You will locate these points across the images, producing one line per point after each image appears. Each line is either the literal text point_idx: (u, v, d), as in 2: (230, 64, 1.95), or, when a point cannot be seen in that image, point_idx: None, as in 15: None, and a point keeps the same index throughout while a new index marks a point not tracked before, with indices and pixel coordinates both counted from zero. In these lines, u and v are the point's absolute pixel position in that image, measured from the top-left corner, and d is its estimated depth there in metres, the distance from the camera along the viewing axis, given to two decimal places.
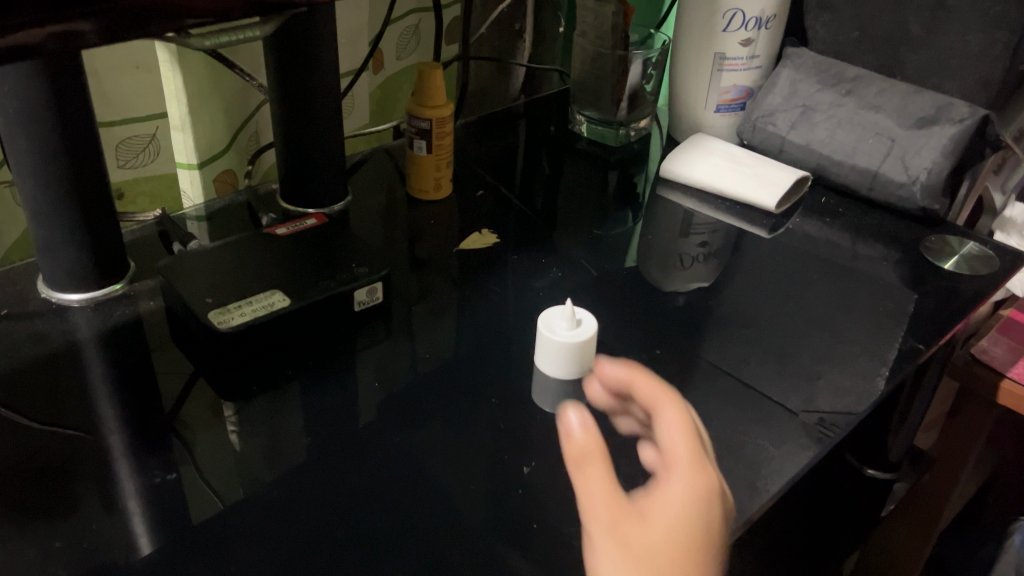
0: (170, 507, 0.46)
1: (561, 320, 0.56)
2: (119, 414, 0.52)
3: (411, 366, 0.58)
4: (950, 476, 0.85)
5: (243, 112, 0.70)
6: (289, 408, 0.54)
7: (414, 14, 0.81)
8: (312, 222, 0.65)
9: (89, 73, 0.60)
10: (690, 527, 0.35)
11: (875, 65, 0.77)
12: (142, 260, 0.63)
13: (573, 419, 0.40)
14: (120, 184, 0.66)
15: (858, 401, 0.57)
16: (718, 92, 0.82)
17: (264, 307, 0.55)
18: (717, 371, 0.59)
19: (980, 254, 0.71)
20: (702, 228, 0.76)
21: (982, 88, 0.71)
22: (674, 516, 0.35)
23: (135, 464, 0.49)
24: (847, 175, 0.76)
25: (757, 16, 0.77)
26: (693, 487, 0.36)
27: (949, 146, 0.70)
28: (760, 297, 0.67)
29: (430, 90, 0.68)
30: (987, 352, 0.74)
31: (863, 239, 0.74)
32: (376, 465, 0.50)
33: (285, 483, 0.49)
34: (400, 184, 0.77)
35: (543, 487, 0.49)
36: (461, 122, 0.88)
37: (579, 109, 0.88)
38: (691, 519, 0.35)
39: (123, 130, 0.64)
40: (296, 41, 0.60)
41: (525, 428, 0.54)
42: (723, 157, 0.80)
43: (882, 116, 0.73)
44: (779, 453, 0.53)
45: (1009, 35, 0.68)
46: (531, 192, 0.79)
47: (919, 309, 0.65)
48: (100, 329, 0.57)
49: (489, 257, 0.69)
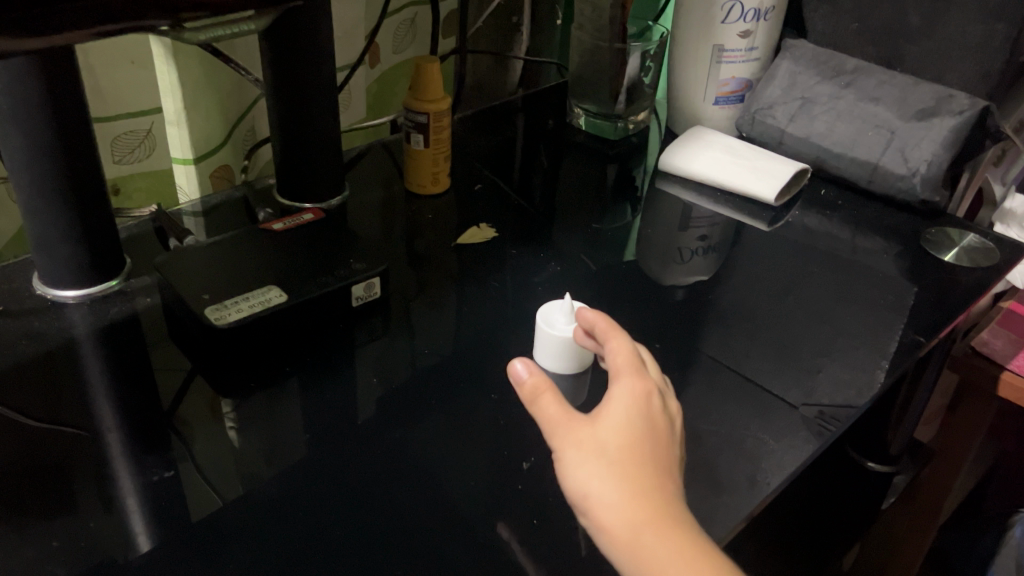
0: (169, 504, 0.46)
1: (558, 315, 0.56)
2: (116, 411, 0.52)
3: (410, 362, 0.58)
4: (950, 469, 0.85)
5: (238, 107, 0.70)
6: (287, 404, 0.54)
7: (410, 7, 0.80)
8: (310, 217, 0.65)
9: (83, 68, 0.59)
10: (636, 420, 0.41)
11: (875, 56, 0.77)
12: (138, 257, 0.63)
13: (518, 369, 0.45)
14: (115, 179, 0.65)
15: (858, 394, 0.56)
16: (716, 85, 0.82)
17: (261, 303, 0.55)
18: (717, 365, 0.59)
19: (980, 246, 0.70)
20: (700, 221, 0.76)
21: (982, 79, 0.71)
22: (621, 415, 0.41)
23: (132, 462, 0.48)
24: (847, 168, 0.75)
25: (756, 8, 0.77)
26: (634, 391, 0.43)
27: (949, 137, 0.70)
28: (759, 290, 0.67)
29: (427, 84, 0.67)
30: (988, 345, 0.74)
31: (863, 232, 0.73)
32: (375, 462, 0.50)
33: (283, 480, 0.48)
34: (397, 179, 0.76)
35: (543, 482, 0.49)
36: (459, 116, 0.88)
37: (577, 102, 0.88)
38: (636, 415, 0.41)
39: (118, 125, 0.63)
40: (292, 35, 0.60)
41: (525, 424, 0.53)
42: (723, 149, 0.79)
43: (882, 108, 0.73)
44: (779, 447, 0.52)
45: (1009, 26, 0.67)
46: (529, 186, 0.79)
47: (919, 301, 0.65)
48: (96, 327, 0.57)
49: (487, 252, 0.69)
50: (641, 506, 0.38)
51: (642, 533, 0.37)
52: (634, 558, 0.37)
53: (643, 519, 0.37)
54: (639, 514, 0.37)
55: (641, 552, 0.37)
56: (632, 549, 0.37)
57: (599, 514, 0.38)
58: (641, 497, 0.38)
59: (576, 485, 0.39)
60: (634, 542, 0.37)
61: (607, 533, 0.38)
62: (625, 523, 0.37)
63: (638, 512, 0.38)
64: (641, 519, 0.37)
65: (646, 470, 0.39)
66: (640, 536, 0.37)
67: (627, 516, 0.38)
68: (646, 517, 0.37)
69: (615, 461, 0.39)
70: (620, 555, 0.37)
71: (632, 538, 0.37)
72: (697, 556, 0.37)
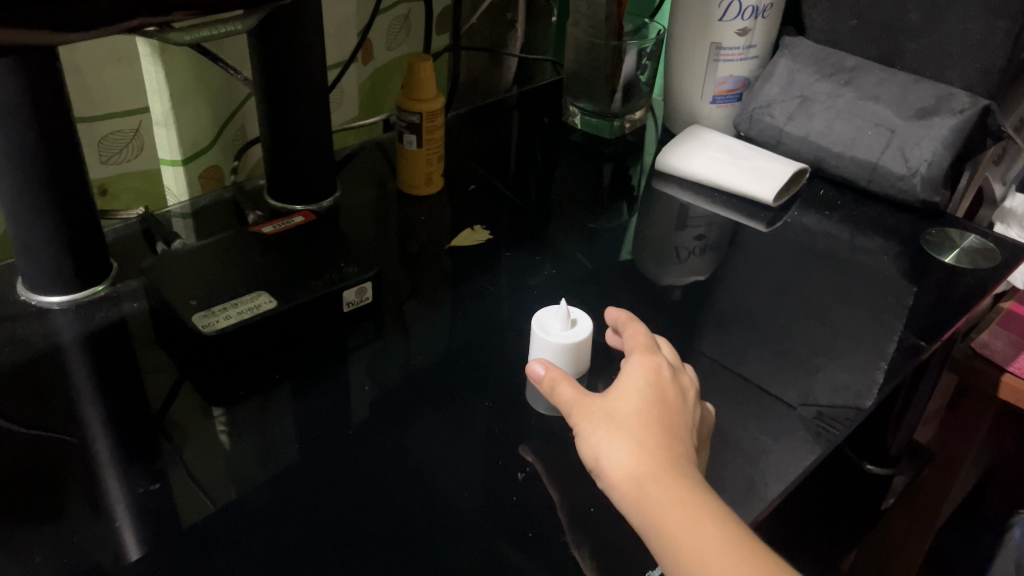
0: (158, 510, 0.45)
1: (551, 322, 0.54)
2: (103, 418, 0.50)
3: (404, 365, 0.57)
4: (951, 471, 0.84)
5: (228, 107, 0.69)
6: (278, 410, 0.52)
7: (404, 3, 0.79)
8: (300, 219, 0.64)
9: (69, 66, 0.57)
10: (643, 389, 0.46)
11: (874, 54, 0.76)
12: (125, 260, 0.62)
13: (534, 366, 0.51)
14: (103, 180, 0.64)
15: (858, 395, 0.56)
16: (714, 83, 0.81)
17: (251, 308, 0.54)
18: (716, 367, 0.58)
19: (981, 247, 0.70)
20: (698, 220, 0.75)
21: (983, 78, 0.70)
22: (630, 386, 0.46)
23: (119, 470, 0.47)
24: (846, 167, 0.74)
25: (754, 5, 0.76)
26: (643, 366, 0.48)
27: (950, 136, 0.69)
28: (758, 290, 0.66)
29: (420, 83, 0.66)
30: (988, 346, 0.74)
31: (863, 232, 0.73)
32: (367, 470, 0.49)
33: (274, 487, 0.47)
34: (390, 179, 0.75)
35: (540, 489, 0.48)
36: (453, 114, 0.87)
37: (573, 100, 0.87)
38: (644, 386, 0.46)
39: (104, 125, 0.61)
40: (281, 33, 0.58)
41: (520, 429, 0.52)
42: (721, 149, 0.78)
43: (881, 107, 0.72)
44: (778, 448, 0.52)
45: (1010, 23, 0.67)
46: (525, 185, 0.78)
47: (919, 302, 0.64)
48: (82, 332, 0.56)
49: (482, 253, 0.68)
50: (641, 462, 0.42)
51: (645, 485, 0.41)
52: (640, 510, 0.41)
53: (646, 473, 0.42)
54: (641, 469, 0.42)
55: (643, 501, 0.41)
56: (637, 501, 0.41)
57: (610, 476, 0.43)
58: (644, 454, 0.42)
59: (590, 450, 0.44)
60: (639, 494, 0.41)
61: (616, 488, 0.42)
62: (629, 478, 0.42)
63: (641, 467, 0.42)
64: (643, 472, 0.42)
65: (650, 431, 0.44)
66: (643, 488, 0.41)
67: (631, 473, 0.42)
68: (647, 471, 0.42)
69: (622, 426, 0.44)
70: (628, 506, 0.42)
71: (635, 490, 0.42)
72: (692, 502, 0.40)
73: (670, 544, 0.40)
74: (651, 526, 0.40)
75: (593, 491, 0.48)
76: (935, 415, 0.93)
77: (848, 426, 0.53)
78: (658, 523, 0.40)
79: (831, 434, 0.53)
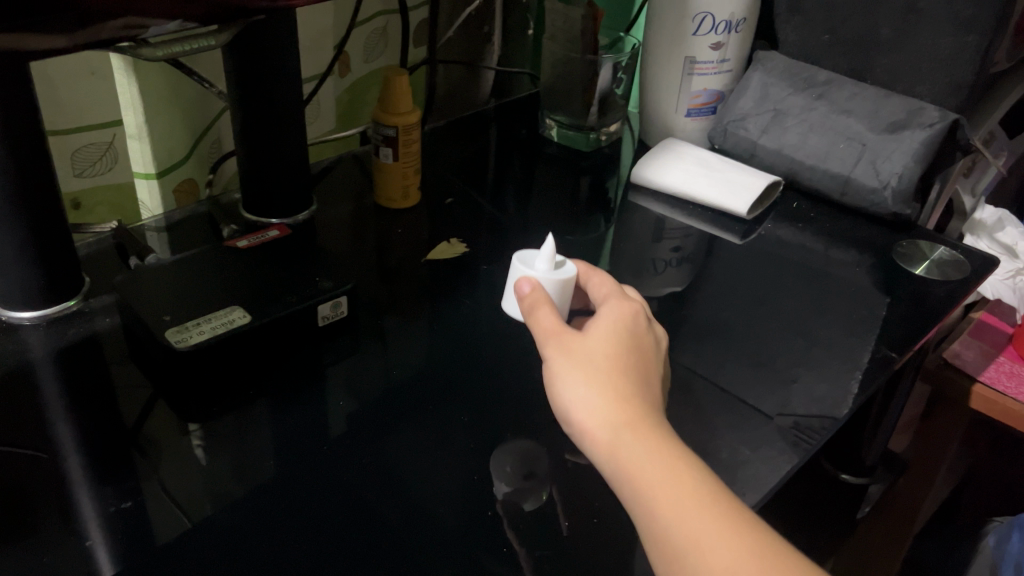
0: (131, 529, 0.45)
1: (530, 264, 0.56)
2: (75, 436, 0.50)
3: (382, 378, 0.57)
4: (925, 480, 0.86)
5: (202, 120, 0.68)
6: (253, 426, 0.52)
7: (380, 16, 0.79)
8: (275, 233, 0.64)
9: (42, 80, 0.57)
10: (622, 335, 0.47)
11: (846, 68, 0.77)
12: (97, 275, 0.61)
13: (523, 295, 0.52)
14: (75, 193, 0.63)
15: (834, 405, 0.56)
16: (688, 96, 0.82)
17: (224, 323, 0.54)
18: (693, 376, 0.58)
19: (951, 259, 0.71)
20: (674, 233, 0.76)
21: (953, 92, 0.71)
22: (609, 330, 0.47)
23: (92, 489, 0.47)
24: (820, 180, 0.75)
25: (727, 19, 0.77)
26: (621, 313, 0.49)
27: (920, 149, 0.70)
28: (734, 300, 0.66)
29: (395, 97, 0.66)
30: (960, 356, 0.75)
31: (837, 244, 0.73)
32: (347, 485, 0.48)
33: (248, 504, 0.47)
34: (367, 192, 0.75)
35: (517, 502, 0.48)
36: (429, 128, 0.87)
37: (550, 113, 0.87)
38: (623, 334, 0.47)
39: (77, 138, 0.61)
40: (255, 46, 0.58)
41: (498, 441, 0.52)
42: (695, 162, 0.79)
43: (853, 121, 0.73)
44: (755, 457, 0.52)
45: (979, 38, 0.68)
46: (503, 197, 0.78)
47: (892, 313, 0.64)
48: (54, 349, 0.55)
49: (459, 266, 0.68)
50: (617, 411, 0.42)
51: (621, 433, 0.42)
52: (615, 459, 0.41)
53: (624, 421, 0.42)
54: (617, 417, 0.42)
55: (619, 451, 0.41)
56: (611, 449, 0.42)
57: (584, 419, 0.43)
58: (620, 401, 0.43)
59: (564, 393, 0.44)
60: (614, 441, 0.42)
61: (592, 436, 0.43)
62: (604, 425, 0.42)
63: (618, 416, 0.42)
64: (620, 423, 0.42)
65: (627, 380, 0.44)
66: (619, 434, 0.42)
67: (607, 419, 0.42)
68: (626, 419, 0.42)
69: (600, 369, 0.44)
70: (602, 455, 0.42)
71: (612, 440, 0.42)
72: (667, 456, 0.41)
73: (644, 492, 0.40)
74: (626, 476, 0.41)
75: (572, 506, 0.48)
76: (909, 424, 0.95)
77: (825, 435, 0.54)
78: (633, 473, 0.41)
79: (807, 441, 0.53)
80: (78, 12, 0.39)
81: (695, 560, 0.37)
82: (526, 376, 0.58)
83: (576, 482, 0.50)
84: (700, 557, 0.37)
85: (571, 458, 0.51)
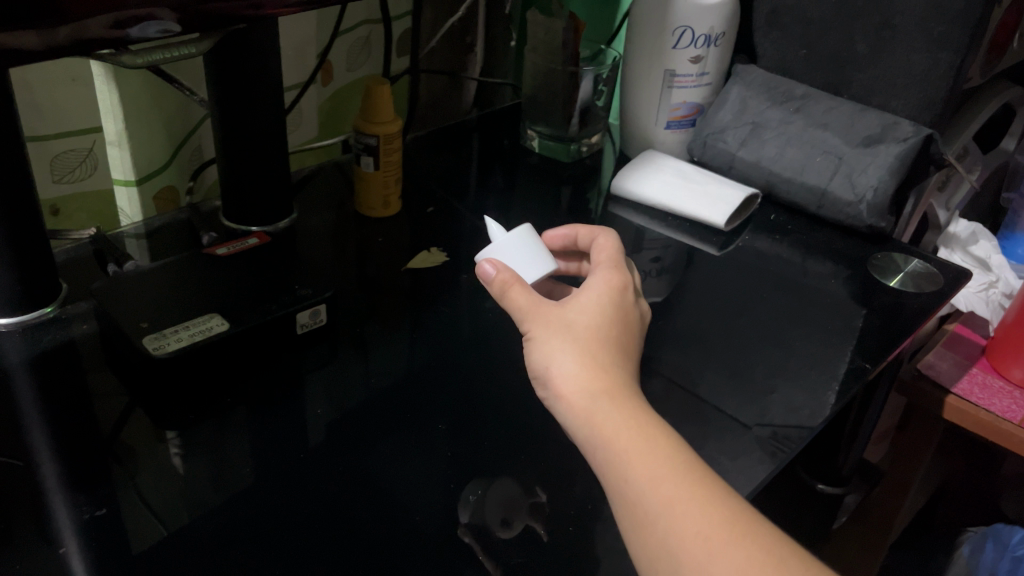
0: (106, 537, 0.44)
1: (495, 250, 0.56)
2: (50, 443, 0.50)
3: (361, 386, 0.57)
4: (901, 489, 0.87)
5: (183, 128, 0.68)
6: (231, 434, 0.52)
7: (363, 26, 0.79)
8: (255, 241, 0.64)
9: (21, 86, 0.56)
10: (607, 308, 0.46)
11: (823, 82, 0.78)
12: (75, 282, 0.61)
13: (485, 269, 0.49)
14: (54, 200, 0.63)
15: (810, 415, 0.57)
16: (668, 109, 0.82)
17: (202, 332, 0.54)
18: (670, 385, 0.59)
19: (924, 271, 0.72)
20: (654, 243, 0.76)
21: (927, 107, 0.72)
22: (594, 304, 0.46)
23: (67, 497, 0.46)
24: (796, 192, 0.76)
25: (707, 33, 0.77)
26: (609, 284, 0.48)
27: (894, 163, 0.71)
28: (712, 310, 0.67)
29: (377, 106, 0.67)
30: (934, 367, 0.76)
31: (814, 256, 0.74)
32: (325, 492, 0.48)
33: (224, 511, 0.47)
34: (348, 201, 0.75)
35: (495, 513, 0.48)
36: (412, 137, 0.87)
37: (531, 124, 0.88)
38: (608, 306, 0.46)
39: (56, 144, 0.60)
40: (237, 55, 0.58)
41: (476, 450, 0.52)
42: (674, 173, 0.80)
43: (829, 134, 0.75)
44: (732, 466, 0.52)
45: (952, 55, 0.69)
46: (484, 207, 0.79)
47: (867, 325, 0.65)
48: (30, 355, 0.55)
49: (440, 275, 0.68)
50: (595, 381, 0.42)
51: (597, 400, 0.42)
52: (589, 423, 0.41)
53: (600, 389, 0.42)
54: (594, 384, 0.42)
55: (595, 419, 0.41)
56: (586, 414, 0.42)
57: (560, 385, 0.43)
58: (598, 369, 0.43)
59: (541, 359, 0.44)
60: (590, 408, 0.42)
61: (567, 403, 0.42)
62: (581, 394, 0.42)
63: (597, 386, 0.42)
64: (596, 392, 0.42)
65: (607, 352, 0.44)
66: (595, 401, 0.42)
67: (584, 388, 0.42)
68: (602, 390, 0.42)
69: (582, 338, 0.44)
70: (577, 419, 0.42)
71: (588, 409, 0.42)
72: (645, 426, 0.41)
73: (618, 460, 0.40)
74: (600, 441, 0.41)
75: (551, 515, 0.49)
76: (885, 433, 0.96)
77: (801, 445, 0.54)
78: (608, 440, 0.40)
79: (784, 451, 0.54)
80: (56, 18, 0.39)
81: (668, 526, 0.38)
82: (506, 386, 0.58)
83: (554, 490, 0.50)
84: (672, 522, 0.38)
85: (549, 468, 0.52)
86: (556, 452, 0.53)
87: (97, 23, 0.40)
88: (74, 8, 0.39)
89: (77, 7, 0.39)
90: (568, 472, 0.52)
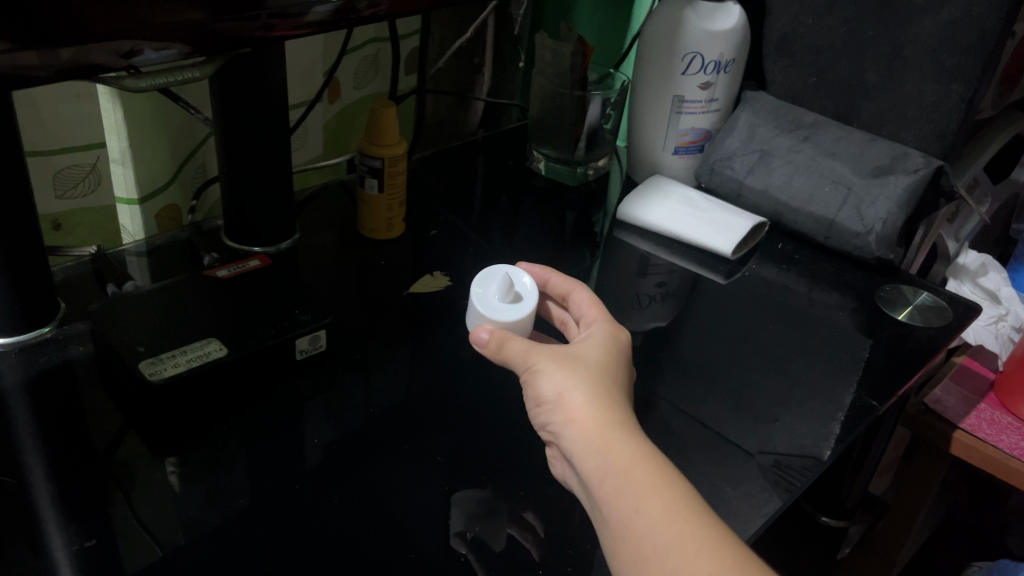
0: (98, 568, 0.43)
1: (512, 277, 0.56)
2: (45, 464, 0.49)
3: (361, 408, 0.56)
4: (906, 522, 0.86)
5: (188, 146, 0.68)
6: (229, 459, 0.51)
7: (372, 44, 0.79)
8: (256, 264, 0.63)
9: (26, 104, 0.56)
10: (610, 352, 0.47)
11: (832, 111, 0.78)
12: (74, 301, 0.61)
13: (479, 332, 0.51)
14: (54, 216, 0.62)
15: (814, 444, 0.56)
16: (676, 135, 0.82)
17: (200, 357, 0.53)
18: (674, 411, 0.58)
19: (933, 305, 0.71)
20: (658, 269, 0.76)
21: (938, 139, 0.72)
22: (598, 350, 0.47)
23: (58, 520, 0.46)
24: (804, 223, 0.76)
25: (716, 60, 0.77)
26: (608, 335, 0.49)
27: (904, 196, 0.71)
28: (718, 337, 0.66)
29: (383, 128, 0.66)
30: (941, 402, 0.75)
31: (820, 286, 0.73)
32: (316, 524, 0.47)
33: (215, 541, 0.46)
34: (351, 222, 0.75)
35: (489, 545, 0.47)
36: (416, 157, 0.87)
37: (538, 147, 0.87)
38: (609, 352, 0.47)
39: (60, 160, 0.60)
40: (245, 76, 0.58)
41: (475, 477, 0.52)
42: (679, 202, 0.79)
43: (838, 164, 0.74)
44: (736, 495, 0.52)
45: (964, 87, 0.68)
46: (488, 228, 0.78)
47: (873, 358, 0.64)
48: (25, 377, 0.54)
49: (442, 299, 0.67)
50: (610, 410, 0.42)
51: (612, 427, 0.41)
52: (602, 451, 0.40)
53: (612, 419, 0.42)
54: (609, 414, 0.42)
55: (609, 444, 0.41)
56: (605, 442, 0.41)
57: (570, 411, 0.43)
58: (608, 402, 0.43)
59: (549, 386, 0.44)
60: (605, 435, 0.41)
61: (578, 428, 0.42)
62: (595, 419, 0.42)
63: (613, 417, 0.42)
64: (610, 418, 0.42)
65: (615, 390, 0.44)
66: (610, 429, 0.41)
67: (600, 415, 0.42)
68: (619, 420, 0.42)
69: (591, 373, 0.45)
70: (590, 445, 0.41)
71: (604, 434, 0.41)
72: (653, 460, 0.40)
73: (632, 489, 0.39)
74: (612, 466, 0.40)
75: (553, 553, 0.47)
76: (890, 465, 0.97)
77: (805, 475, 0.53)
78: (620, 467, 0.40)
79: (790, 481, 0.53)
80: (73, 39, 0.38)
81: (677, 563, 0.36)
82: (506, 414, 0.57)
83: (555, 520, 0.49)
84: (682, 557, 0.36)
85: (550, 498, 0.51)
86: (556, 483, 0.52)
87: (129, 46, 0.40)
88: (93, 27, 0.38)
89: (99, 29, 0.38)
90: (568, 497, 0.51)
